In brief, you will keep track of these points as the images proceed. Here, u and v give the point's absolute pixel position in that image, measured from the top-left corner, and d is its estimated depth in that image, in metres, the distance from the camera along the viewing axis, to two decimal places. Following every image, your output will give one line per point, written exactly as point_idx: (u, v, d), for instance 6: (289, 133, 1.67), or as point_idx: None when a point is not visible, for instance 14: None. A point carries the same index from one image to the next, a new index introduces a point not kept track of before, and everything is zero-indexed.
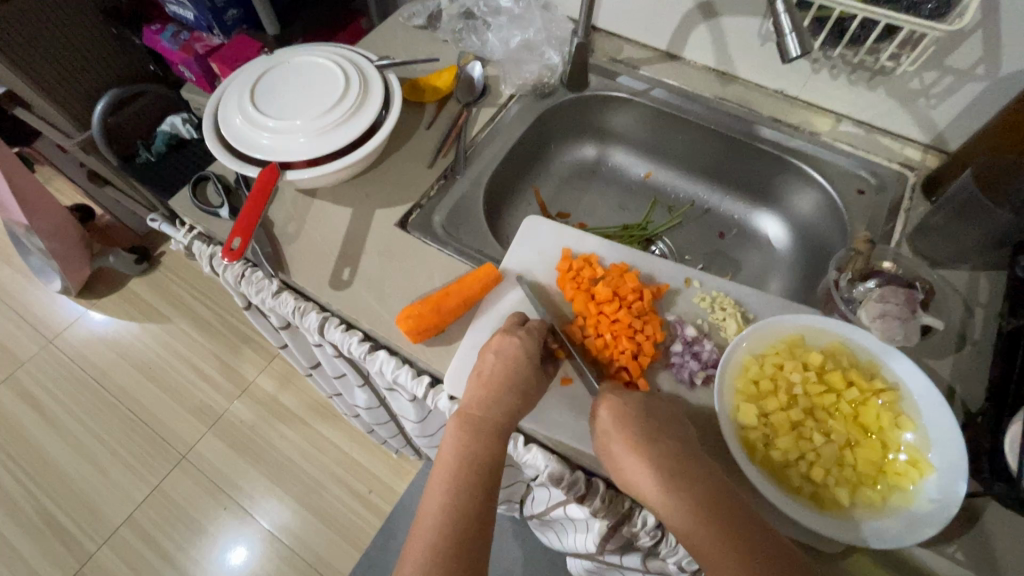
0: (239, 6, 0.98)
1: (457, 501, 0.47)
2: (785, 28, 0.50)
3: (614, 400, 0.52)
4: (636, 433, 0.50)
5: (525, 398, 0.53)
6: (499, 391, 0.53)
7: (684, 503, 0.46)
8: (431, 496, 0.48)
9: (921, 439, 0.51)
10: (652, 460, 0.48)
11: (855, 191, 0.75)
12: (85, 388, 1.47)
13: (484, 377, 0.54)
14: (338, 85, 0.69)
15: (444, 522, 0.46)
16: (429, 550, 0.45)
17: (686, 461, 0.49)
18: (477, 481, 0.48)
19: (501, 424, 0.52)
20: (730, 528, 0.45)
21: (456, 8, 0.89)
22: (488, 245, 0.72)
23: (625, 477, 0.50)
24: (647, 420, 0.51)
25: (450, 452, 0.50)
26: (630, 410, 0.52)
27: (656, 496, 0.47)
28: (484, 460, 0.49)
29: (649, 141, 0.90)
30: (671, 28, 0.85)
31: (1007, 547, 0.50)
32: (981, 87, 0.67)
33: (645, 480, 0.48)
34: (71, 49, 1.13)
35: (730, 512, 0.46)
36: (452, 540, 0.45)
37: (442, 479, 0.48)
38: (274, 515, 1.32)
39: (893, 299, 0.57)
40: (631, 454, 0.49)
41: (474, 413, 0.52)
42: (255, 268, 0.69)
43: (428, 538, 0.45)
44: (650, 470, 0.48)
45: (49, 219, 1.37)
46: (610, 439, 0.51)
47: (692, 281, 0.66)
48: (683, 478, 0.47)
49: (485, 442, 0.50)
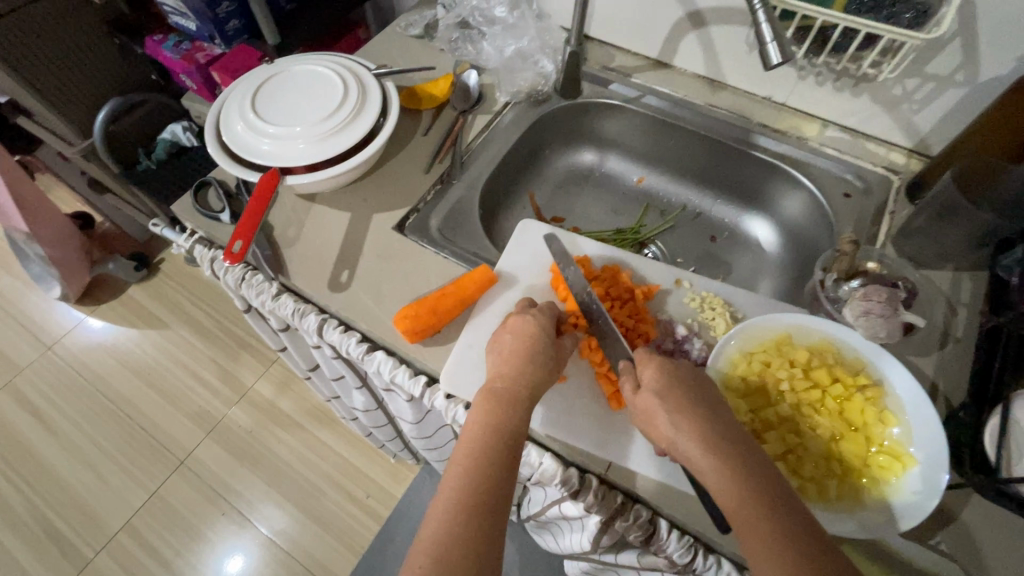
0: (239, 17, 1.00)
1: (481, 465, 0.47)
2: (766, 37, 0.52)
3: (661, 362, 0.53)
4: (681, 397, 0.50)
5: (545, 368, 0.54)
6: (521, 364, 0.54)
7: (722, 461, 0.45)
8: (454, 463, 0.48)
9: (905, 434, 0.53)
10: (697, 423, 0.48)
11: (841, 195, 0.77)
12: (83, 394, 1.48)
13: (506, 353, 0.55)
14: (336, 93, 0.71)
15: (468, 486, 0.45)
16: (452, 511, 0.44)
17: (728, 432, 0.48)
18: (502, 447, 0.48)
19: (523, 395, 0.52)
20: (768, 495, 0.44)
21: (452, 18, 0.91)
22: (484, 248, 0.74)
23: (666, 437, 0.49)
24: (693, 386, 0.51)
25: (473, 422, 0.50)
26: (678, 375, 0.52)
27: (697, 456, 0.46)
28: (506, 428, 0.49)
29: (642, 147, 0.92)
30: (662, 37, 0.88)
31: (989, 538, 0.52)
32: (961, 93, 0.69)
33: (687, 441, 0.47)
34: (74, 58, 1.15)
35: (769, 479, 0.45)
36: (476, 503, 0.45)
37: (468, 446, 0.48)
38: (272, 521, 1.33)
39: (875, 297, 0.59)
40: (677, 415, 0.49)
41: (497, 386, 0.53)
42: (256, 271, 0.71)
43: (451, 500, 0.45)
44: (694, 430, 0.47)
45: (50, 226, 1.38)
46: (655, 398, 0.50)
47: (683, 281, 0.68)
48: (725, 441, 0.47)
49: (510, 412, 0.50)
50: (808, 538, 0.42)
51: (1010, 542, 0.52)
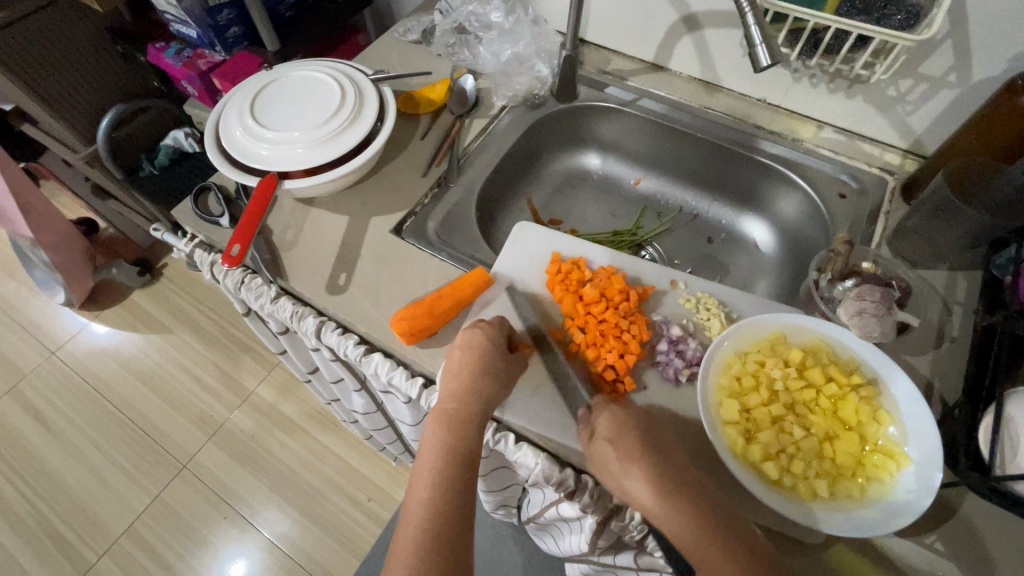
0: (240, 24, 1.01)
1: (439, 497, 0.49)
2: (756, 39, 0.52)
3: (613, 410, 0.54)
4: (631, 442, 0.51)
5: (497, 382, 0.55)
6: (469, 380, 0.55)
7: (678, 505, 0.47)
8: (414, 494, 0.50)
9: (901, 432, 0.53)
10: (646, 466, 0.49)
11: (837, 195, 0.77)
12: (87, 399, 1.49)
13: (456, 371, 0.56)
14: (334, 98, 0.72)
15: (428, 517, 0.48)
16: (412, 544, 0.47)
17: (679, 474, 0.50)
18: (457, 476, 0.50)
19: (475, 415, 0.54)
20: (718, 531, 0.46)
21: (449, 24, 0.92)
22: (481, 250, 0.74)
23: (618, 483, 0.50)
24: (642, 429, 0.53)
25: (429, 449, 0.52)
26: (630, 419, 0.53)
27: (648, 500, 0.48)
28: (460, 454, 0.52)
29: (639, 150, 0.93)
30: (657, 40, 0.88)
31: (985, 536, 0.52)
32: (955, 93, 0.70)
33: (636, 485, 0.49)
34: (77, 66, 1.16)
35: (718, 514, 0.47)
36: (436, 534, 0.48)
37: (426, 475, 0.51)
38: (273, 524, 1.33)
39: (869, 297, 0.58)
40: (627, 462, 0.50)
41: (449, 408, 0.54)
42: (255, 275, 0.72)
43: (414, 533, 0.48)
44: (644, 475, 0.49)
45: (54, 232, 1.40)
46: (607, 446, 0.52)
47: (678, 282, 0.68)
48: (675, 483, 0.49)
49: (463, 437, 0.52)
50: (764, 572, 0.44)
51: (1007, 541, 0.51)
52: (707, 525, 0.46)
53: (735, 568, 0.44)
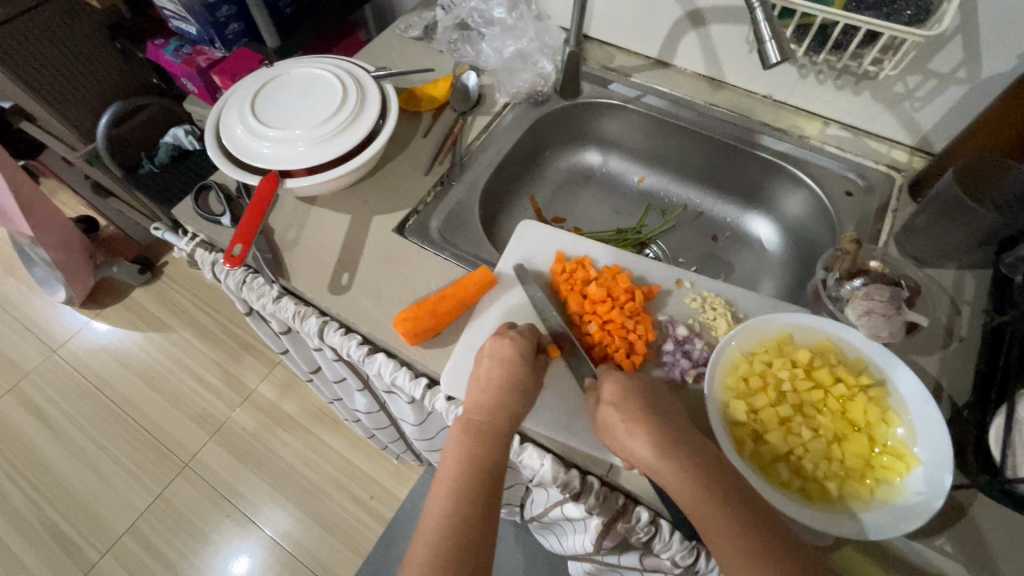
0: (239, 21, 1.00)
1: (462, 501, 0.47)
2: (765, 35, 0.52)
3: (618, 376, 0.53)
4: (637, 406, 0.51)
5: (524, 396, 0.55)
6: (498, 391, 0.54)
7: (676, 463, 0.47)
8: (435, 497, 0.48)
9: (909, 434, 0.52)
10: (647, 428, 0.49)
11: (843, 193, 0.76)
12: (88, 397, 1.49)
13: (486, 382, 0.55)
14: (336, 96, 0.71)
15: (450, 522, 0.46)
16: (433, 547, 0.45)
17: (683, 436, 0.49)
18: (482, 484, 0.49)
19: (502, 428, 0.53)
20: (722, 488, 0.45)
21: (451, 20, 0.91)
22: (484, 249, 0.74)
23: (623, 444, 0.50)
24: (648, 395, 0.52)
25: (453, 455, 0.51)
26: (636, 386, 0.53)
27: (652, 460, 0.48)
28: (487, 464, 0.50)
29: (643, 147, 0.92)
30: (661, 36, 0.87)
31: (994, 538, 0.51)
32: (964, 89, 0.69)
33: (641, 445, 0.48)
34: (75, 62, 1.15)
35: (722, 475, 0.46)
36: (458, 537, 0.45)
37: (447, 482, 0.49)
38: (275, 523, 1.33)
39: (877, 296, 0.58)
40: (631, 424, 0.50)
41: (476, 417, 0.53)
42: (257, 275, 0.71)
43: (434, 536, 0.45)
44: (647, 436, 0.48)
45: (53, 230, 1.39)
46: (611, 409, 0.51)
47: (683, 281, 0.67)
48: (681, 445, 0.48)
49: (489, 446, 0.51)
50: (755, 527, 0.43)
51: (1016, 543, 0.51)
52: (710, 482, 0.45)
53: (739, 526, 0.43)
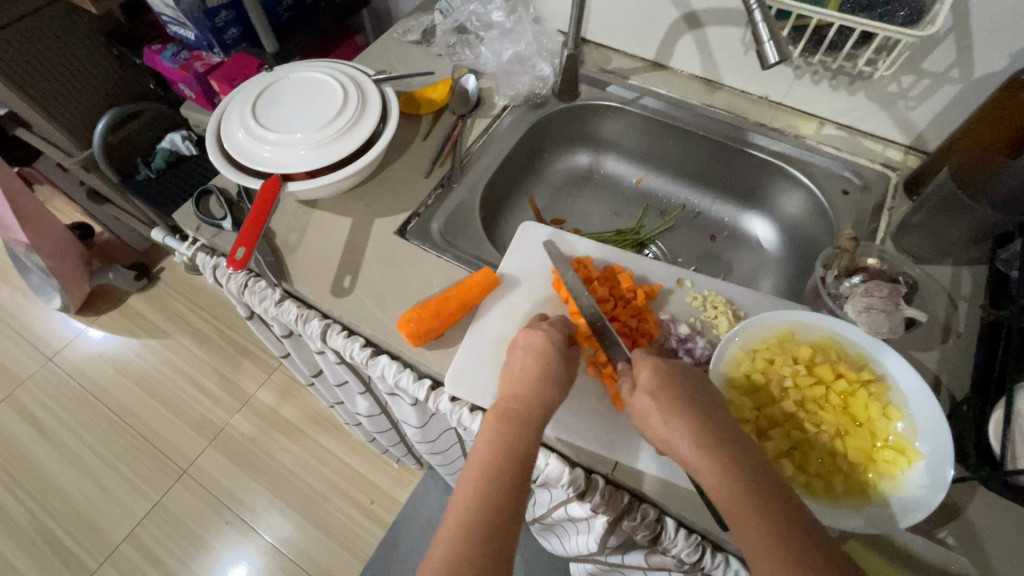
0: (238, 26, 1.00)
1: (492, 484, 0.47)
2: (763, 36, 0.52)
3: (655, 364, 0.53)
4: (673, 396, 0.51)
5: (559, 384, 0.55)
6: (533, 379, 0.54)
7: (715, 459, 0.46)
8: (466, 478, 0.49)
9: (909, 428, 0.53)
10: (686, 420, 0.49)
11: (840, 192, 0.77)
12: (84, 405, 1.48)
13: (520, 370, 0.56)
14: (337, 99, 0.72)
15: (479, 502, 0.46)
16: (463, 526, 0.45)
17: (722, 430, 0.48)
18: (515, 468, 0.48)
19: (540, 414, 0.52)
20: (763, 488, 0.44)
21: (449, 23, 0.92)
22: (485, 251, 0.74)
23: (661, 435, 0.50)
24: (685, 385, 0.52)
25: (483, 440, 0.51)
26: (675, 375, 0.52)
27: (692, 454, 0.47)
28: (521, 448, 0.50)
29: (641, 148, 0.92)
30: (658, 38, 0.88)
31: (995, 530, 0.52)
32: (957, 89, 0.70)
33: (680, 438, 0.48)
34: (72, 68, 1.15)
35: (763, 475, 0.46)
36: (486, 519, 0.45)
37: (478, 464, 0.49)
38: (275, 528, 1.32)
39: (877, 293, 0.59)
40: (671, 414, 0.49)
41: (512, 404, 0.53)
42: (258, 278, 0.71)
43: (464, 514, 0.46)
44: (690, 429, 0.48)
45: (49, 237, 1.38)
46: (649, 398, 0.51)
47: (684, 280, 0.68)
48: (723, 441, 0.47)
49: (523, 433, 0.50)
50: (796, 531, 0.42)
51: (1015, 535, 0.52)
52: (749, 483, 0.45)
53: (777, 529, 0.42)
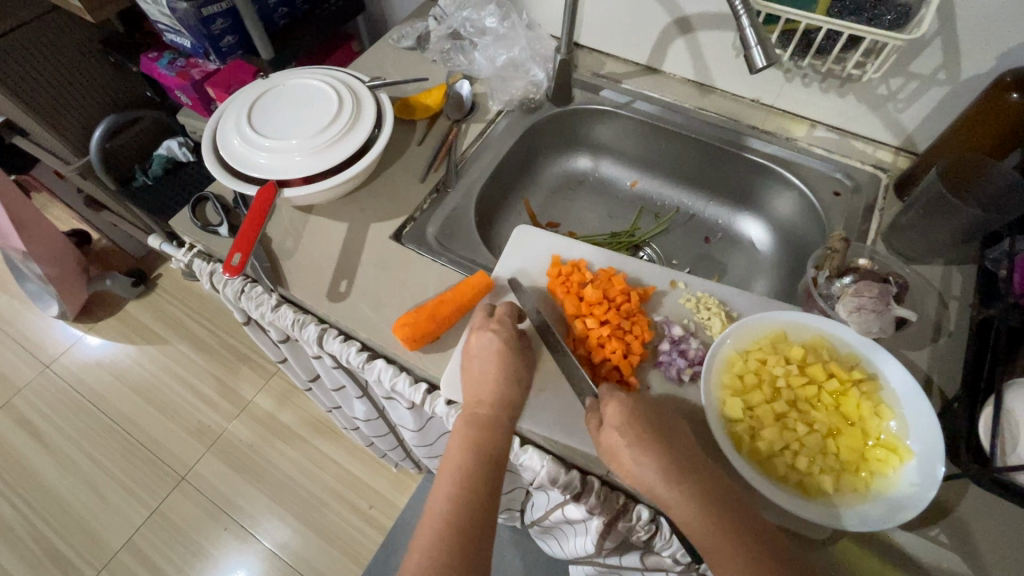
0: (234, 34, 1.00)
1: (463, 494, 0.48)
2: (751, 41, 0.53)
3: (623, 399, 0.53)
4: (641, 430, 0.51)
5: (519, 385, 0.56)
6: (496, 383, 0.55)
7: (689, 490, 0.47)
8: (438, 492, 0.49)
9: (902, 427, 0.53)
10: (658, 453, 0.49)
11: (831, 193, 0.78)
12: (82, 413, 1.48)
13: (481, 374, 0.56)
14: (332, 106, 0.72)
15: (454, 513, 0.47)
16: (435, 542, 0.46)
17: (691, 461, 0.50)
18: (484, 478, 0.50)
19: (504, 419, 0.54)
20: (733, 517, 0.46)
21: (443, 30, 0.92)
22: (481, 255, 0.74)
23: (628, 470, 0.50)
24: (651, 417, 0.52)
25: (454, 450, 0.52)
26: (639, 406, 0.53)
27: (661, 486, 0.48)
28: (487, 456, 0.51)
29: (635, 151, 0.93)
30: (650, 43, 0.89)
31: (986, 527, 0.52)
32: (944, 91, 0.71)
33: (650, 472, 0.49)
34: (68, 76, 1.16)
35: (733, 503, 0.48)
36: (459, 527, 0.47)
37: (448, 478, 0.50)
38: (274, 534, 1.32)
39: (867, 293, 0.60)
40: (640, 449, 0.50)
41: (479, 412, 0.54)
42: (255, 284, 0.72)
43: (439, 527, 0.47)
44: (659, 462, 0.49)
45: (46, 244, 1.39)
46: (616, 434, 0.51)
47: (678, 282, 0.69)
48: (691, 470, 0.49)
49: (492, 440, 0.52)
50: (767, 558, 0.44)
51: (1006, 531, 0.52)
52: (721, 512, 0.47)
53: (747, 556, 0.44)
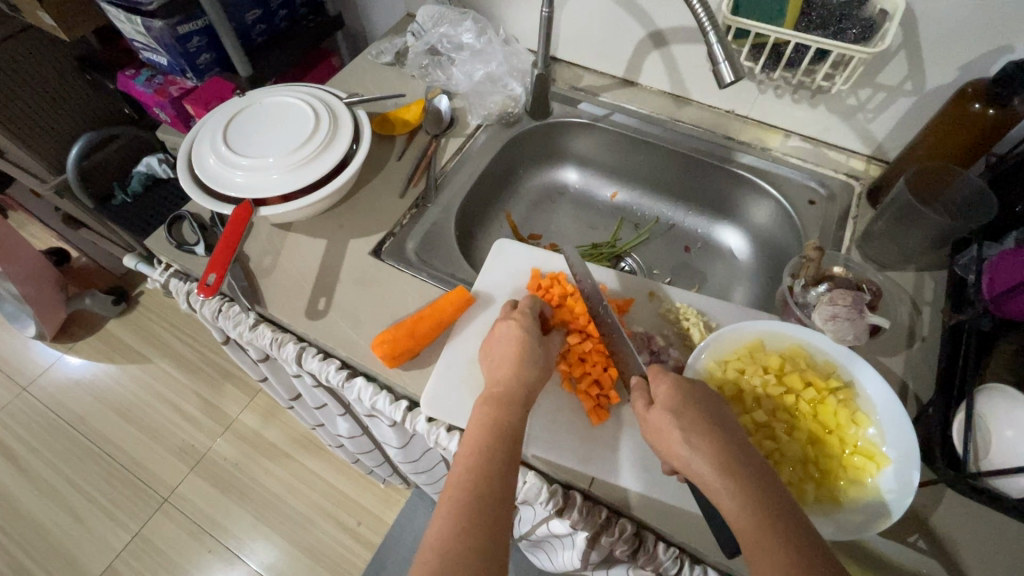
0: (211, 51, 1.00)
1: (484, 462, 0.48)
2: (719, 56, 0.54)
3: (677, 380, 0.52)
4: (695, 414, 0.49)
5: (540, 368, 0.56)
6: (517, 365, 0.55)
7: (736, 482, 0.44)
8: (461, 459, 0.49)
9: (879, 434, 0.54)
10: (711, 440, 0.47)
11: (806, 202, 0.79)
12: (61, 435, 1.44)
13: (500, 357, 0.57)
14: (308, 123, 0.72)
15: (474, 479, 0.46)
16: (459, 503, 0.45)
17: (742, 454, 0.46)
18: (503, 447, 0.49)
19: (521, 397, 0.54)
20: (779, 513, 0.43)
21: (421, 45, 0.93)
22: (461, 269, 0.74)
23: (677, 453, 0.47)
24: (705, 404, 0.50)
25: (476, 426, 0.51)
26: (692, 391, 0.51)
27: (708, 474, 0.45)
28: (504, 428, 0.51)
29: (614, 164, 0.94)
30: (627, 56, 0.90)
31: (965, 533, 0.53)
32: (911, 101, 0.72)
33: (700, 458, 0.46)
34: (43, 94, 1.14)
35: (780, 499, 0.44)
36: (484, 494, 0.46)
37: (471, 447, 0.49)
38: (260, 554, 1.29)
39: (841, 301, 0.60)
40: (690, 432, 0.47)
41: (497, 390, 0.54)
42: (232, 302, 0.71)
43: (460, 492, 0.46)
44: (707, 447, 0.46)
45: (23, 264, 1.36)
46: (667, 414, 0.49)
47: (656, 294, 0.69)
48: (738, 461, 0.46)
49: (508, 414, 0.52)
50: (818, 560, 0.40)
51: (983, 535, 0.53)
52: (766, 506, 0.43)
53: (792, 557, 0.40)
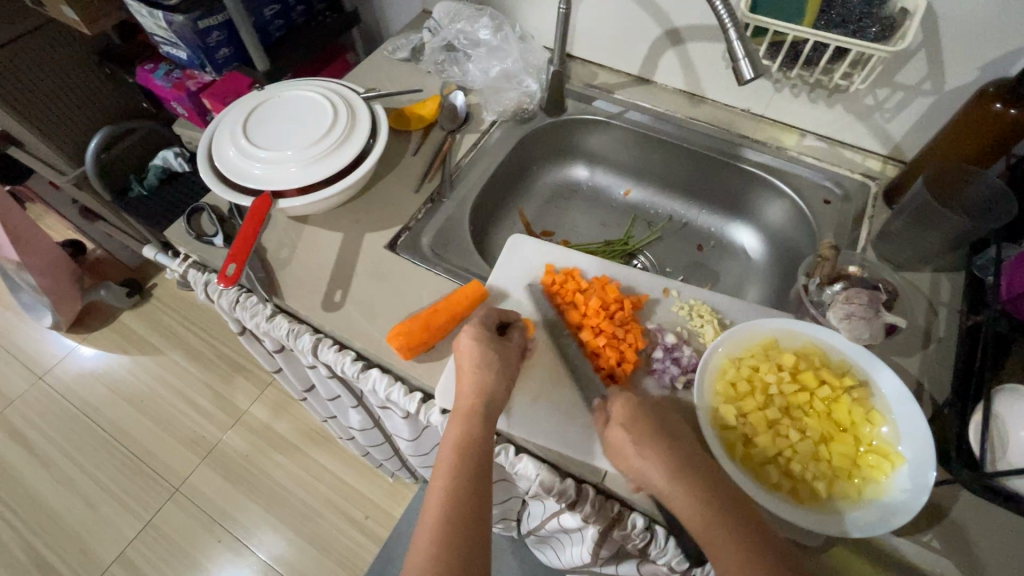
0: (230, 45, 1.01)
1: (456, 483, 0.49)
2: (739, 53, 0.54)
3: (628, 398, 0.54)
4: (646, 428, 0.51)
5: (501, 373, 0.57)
6: (477, 377, 0.56)
7: (690, 490, 0.46)
8: (437, 482, 0.50)
9: (894, 432, 0.54)
10: (664, 452, 0.49)
11: (821, 202, 0.79)
12: (75, 424, 1.46)
13: (461, 368, 0.57)
14: (327, 117, 0.73)
15: (448, 503, 0.48)
16: (437, 530, 0.47)
17: (696, 464, 0.49)
18: (473, 463, 0.51)
19: (486, 405, 0.55)
20: (733, 517, 0.45)
21: (438, 42, 0.93)
22: (476, 264, 0.75)
23: (633, 466, 0.50)
24: (657, 418, 0.52)
25: (448, 443, 0.53)
26: (643, 407, 0.53)
27: (661, 484, 0.47)
28: (472, 442, 0.52)
29: (628, 160, 0.94)
30: (642, 53, 0.90)
31: (979, 534, 0.53)
32: (929, 101, 0.72)
33: (655, 471, 0.48)
34: (64, 88, 1.16)
35: (737, 508, 0.46)
36: (458, 515, 0.48)
37: (444, 468, 0.51)
38: (269, 546, 1.31)
39: (857, 300, 0.59)
40: (642, 444, 0.50)
41: (464, 403, 0.55)
42: (250, 294, 0.71)
43: (436, 519, 0.47)
44: (660, 458, 0.48)
45: (41, 255, 1.38)
46: (621, 429, 0.51)
47: (670, 290, 0.69)
48: (692, 469, 0.48)
49: (475, 428, 0.53)
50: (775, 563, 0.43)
51: (998, 537, 0.53)
52: (724, 516, 0.45)
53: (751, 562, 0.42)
